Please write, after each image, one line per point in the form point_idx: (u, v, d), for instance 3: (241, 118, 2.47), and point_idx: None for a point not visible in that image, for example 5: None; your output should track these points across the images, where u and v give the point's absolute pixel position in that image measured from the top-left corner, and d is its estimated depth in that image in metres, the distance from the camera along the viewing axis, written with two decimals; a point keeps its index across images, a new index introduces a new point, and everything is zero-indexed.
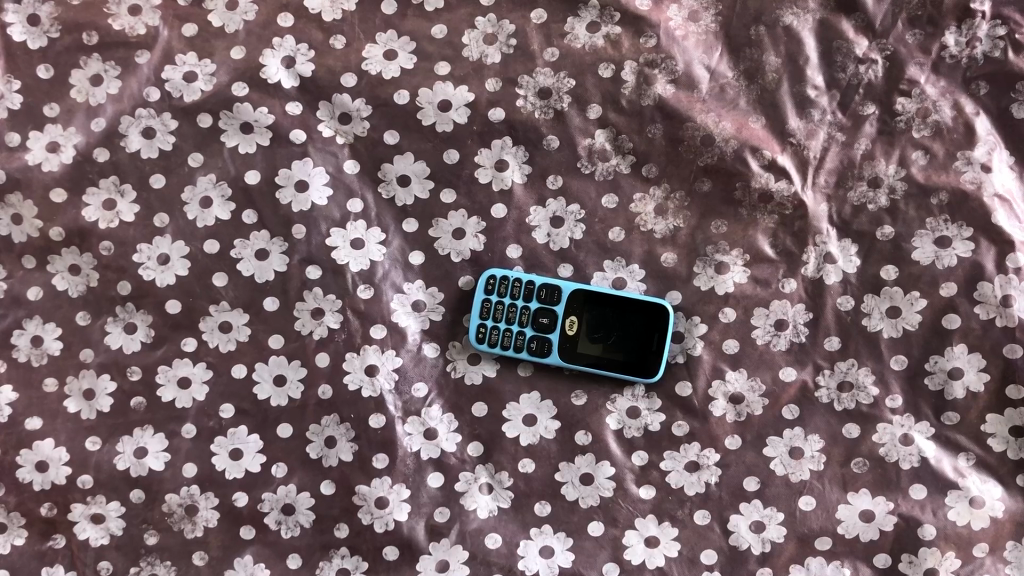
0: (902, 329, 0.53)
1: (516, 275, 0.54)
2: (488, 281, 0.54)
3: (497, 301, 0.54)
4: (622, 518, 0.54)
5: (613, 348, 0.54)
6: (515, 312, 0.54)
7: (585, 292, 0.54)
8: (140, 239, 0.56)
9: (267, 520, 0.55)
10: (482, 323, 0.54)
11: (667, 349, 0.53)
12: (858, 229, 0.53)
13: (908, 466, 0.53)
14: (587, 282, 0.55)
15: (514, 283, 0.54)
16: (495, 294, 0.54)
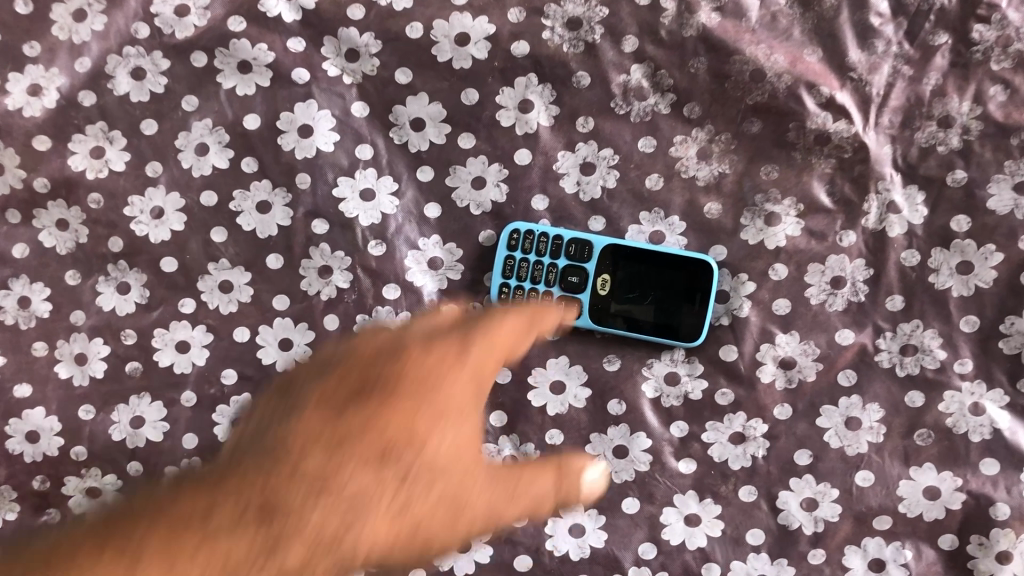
0: (974, 286, 0.47)
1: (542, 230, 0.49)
2: (512, 236, 0.49)
3: (522, 259, 0.49)
4: (660, 495, 0.49)
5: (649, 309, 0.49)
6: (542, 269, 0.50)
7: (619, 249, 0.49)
8: (132, 191, 0.52)
9: None
10: (505, 282, 0.49)
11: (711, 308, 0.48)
12: (926, 173, 0.47)
13: (978, 438, 0.47)
14: (621, 237, 0.50)
15: (540, 238, 0.49)
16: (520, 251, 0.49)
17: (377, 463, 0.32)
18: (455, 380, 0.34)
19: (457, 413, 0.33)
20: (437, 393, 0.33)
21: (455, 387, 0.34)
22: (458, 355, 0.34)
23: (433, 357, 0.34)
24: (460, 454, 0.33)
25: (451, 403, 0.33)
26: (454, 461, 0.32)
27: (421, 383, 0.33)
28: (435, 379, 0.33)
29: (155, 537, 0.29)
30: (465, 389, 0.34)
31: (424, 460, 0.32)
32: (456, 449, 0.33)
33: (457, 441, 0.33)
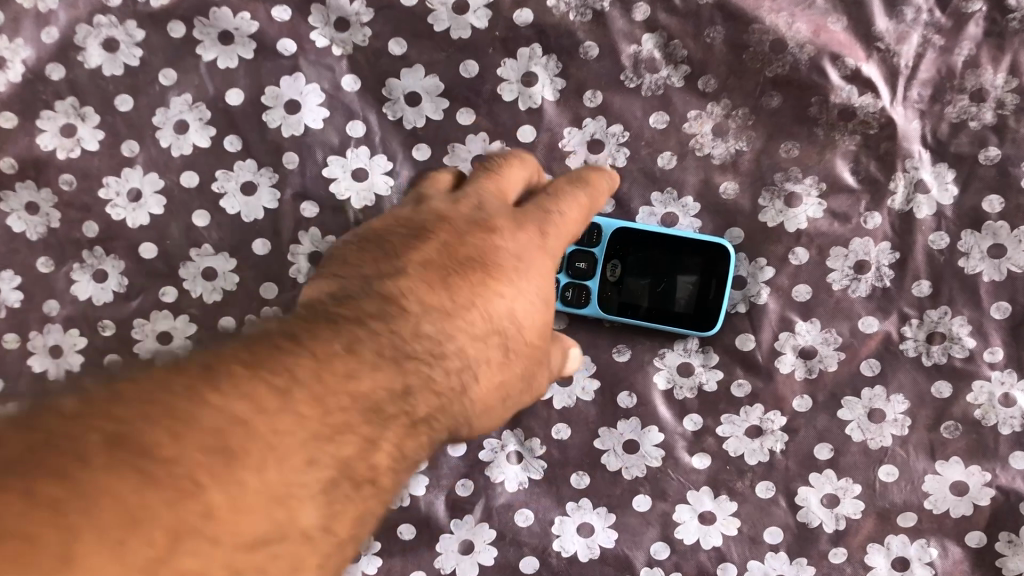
0: (1006, 271, 0.45)
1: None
2: None
3: None
4: (672, 491, 0.47)
5: (662, 296, 0.46)
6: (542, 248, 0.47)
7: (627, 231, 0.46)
8: (107, 171, 0.48)
9: None
10: None
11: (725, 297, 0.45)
12: (956, 150, 0.45)
13: (1008, 431, 0.45)
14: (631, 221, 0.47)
15: None
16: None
17: (426, 364, 0.27)
18: (526, 245, 0.31)
19: (538, 280, 0.31)
20: (504, 271, 0.30)
21: (528, 250, 0.31)
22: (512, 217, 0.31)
23: (497, 230, 0.30)
24: (539, 310, 0.31)
25: (538, 269, 0.31)
26: (525, 326, 0.31)
27: (483, 275, 0.29)
28: (500, 268, 0.30)
29: (204, 434, 0.20)
30: (536, 254, 0.31)
31: (505, 348, 0.30)
32: (542, 313, 0.31)
33: (541, 307, 0.31)
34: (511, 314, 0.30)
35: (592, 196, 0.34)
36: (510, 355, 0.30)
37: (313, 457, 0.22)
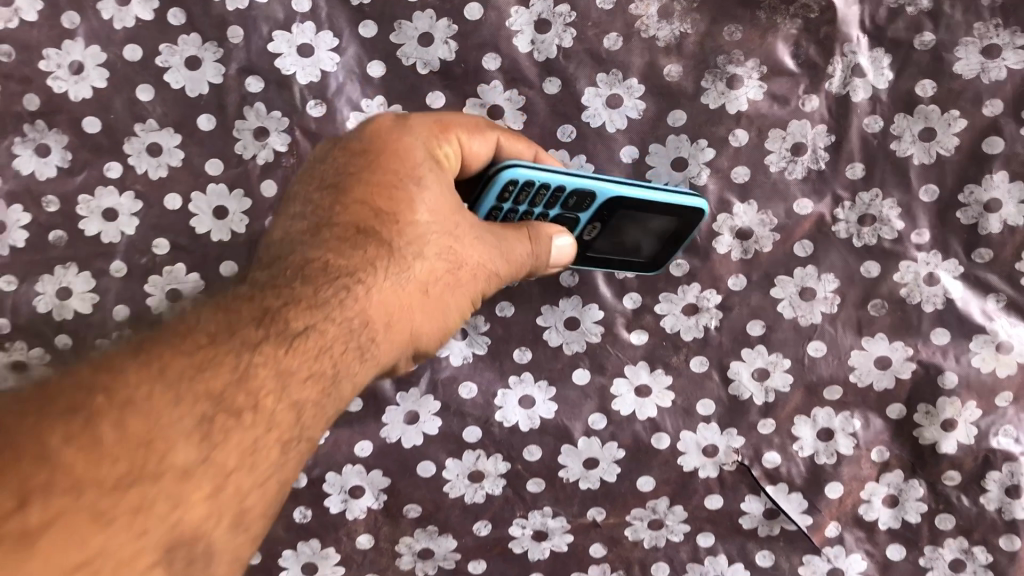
0: (935, 154, 0.46)
1: (541, 178, 0.41)
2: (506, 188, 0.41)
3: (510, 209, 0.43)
4: (611, 366, 0.48)
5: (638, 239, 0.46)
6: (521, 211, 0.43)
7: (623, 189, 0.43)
8: (47, 43, 0.47)
9: (328, 501, 0.48)
10: (498, 206, 0.42)
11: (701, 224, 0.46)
12: (893, 36, 0.46)
13: (931, 309, 0.47)
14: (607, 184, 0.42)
15: (536, 192, 0.42)
16: (508, 197, 0.42)
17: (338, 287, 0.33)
18: (425, 173, 0.37)
19: (434, 209, 0.37)
20: (399, 199, 0.36)
21: (429, 181, 0.37)
22: (408, 139, 0.37)
23: (406, 153, 0.37)
24: (453, 231, 0.37)
25: (432, 212, 0.36)
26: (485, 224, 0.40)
27: (386, 216, 0.35)
28: (394, 205, 0.36)
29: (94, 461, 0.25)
30: (440, 185, 0.37)
31: (431, 265, 0.36)
32: (457, 238, 0.38)
33: (476, 228, 0.39)
34: (422, 235, 0.36)
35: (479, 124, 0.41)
36: (476, 249, 0.38)
37: (215, 392, 0.28)
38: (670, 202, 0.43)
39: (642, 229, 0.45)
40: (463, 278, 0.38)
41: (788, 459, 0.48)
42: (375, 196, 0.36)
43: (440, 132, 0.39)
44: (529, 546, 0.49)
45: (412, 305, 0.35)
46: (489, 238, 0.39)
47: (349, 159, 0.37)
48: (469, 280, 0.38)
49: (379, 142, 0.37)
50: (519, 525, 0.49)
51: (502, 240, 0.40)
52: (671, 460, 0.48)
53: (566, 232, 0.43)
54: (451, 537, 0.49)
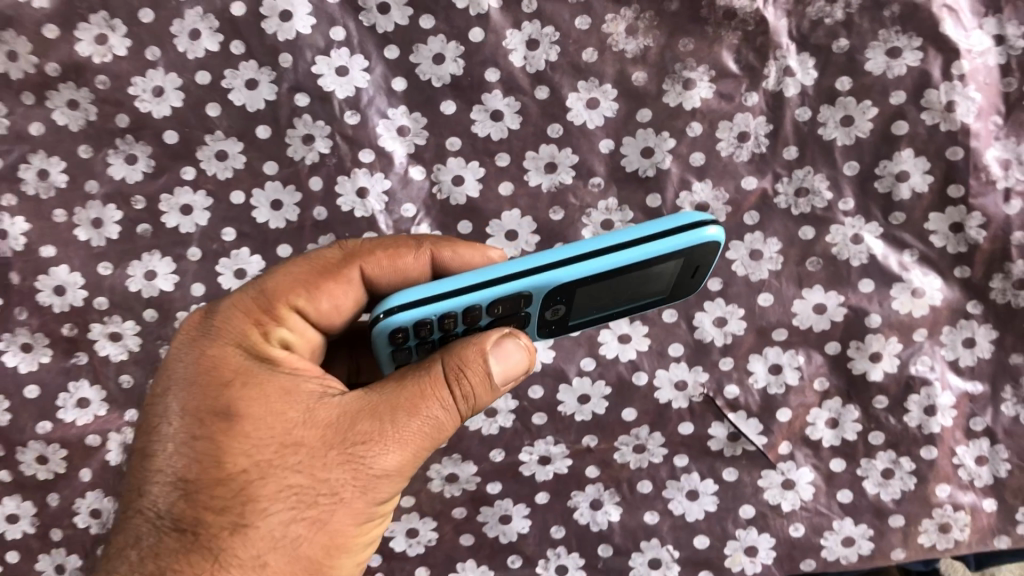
0: (854, 137, 0.57)
1: (426, 310, 0.40)
2: (394, 333, 0.41)
3: (429, 338, 0.42)
4: (597, 319, 0.59)
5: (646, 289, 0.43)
6: (447, 329, 0.41)
7: (556, 267, 0.40)
8: (135, 73, 0.58)
9: None
10: (412, 343, 0.42)
11: (692, 249, 0.40)
12: (816, 42, 0.57)
13: (858, 263, 0.58)
14: (520, 276, 0.40)
15: (439, 320, 0.41)
16: (407, 335, 0.41)
17: (227, 507, 0.39)
18: (245, 382, 0.40)
19: (278, 455, 0.39)
20: (236, 442, 0.39)
21: (249, 394, 0.40)
22: (218, 342, 0.42)
23: (220, 363, 0.41)
24: (304, 458, 0.39)
25: (265, 436, 0.39)
26: (355, 421, 0.39)
27: (228, 463, 0.39)
28: (232, 451, 0.39)
29: None
30: (277, 389, 0.40)
31: (283, 503, 0.39)
32: (313, 457, 0.39)
33: (327, 455, 0.39)
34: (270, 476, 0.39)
35: (315, 270, 0.44)
36: (337, 466, 0.39)
37: None
38: (631, 254, 0.39)
39: (640, 280, 0.42)
40: (349, 483, 0.39)
41: (745, 390, 0.59)
42: (215, 433, 0.39)
43: (254, 319, 0.43)
44: (536, 469, 0.60)
45: (310, 520, 0.39)
46: (381, 437, 0.39)
47: (194, 401, 0.40)
48: (373, 484, 0.39)
49: (192, 348, 0.42)
50: (527, 451, 0.60)
51: (393, 433, 0.39)
52: (649, 394, 0.59)
53: (481, 349, 0.40)
54: (472, 463, 0.60)
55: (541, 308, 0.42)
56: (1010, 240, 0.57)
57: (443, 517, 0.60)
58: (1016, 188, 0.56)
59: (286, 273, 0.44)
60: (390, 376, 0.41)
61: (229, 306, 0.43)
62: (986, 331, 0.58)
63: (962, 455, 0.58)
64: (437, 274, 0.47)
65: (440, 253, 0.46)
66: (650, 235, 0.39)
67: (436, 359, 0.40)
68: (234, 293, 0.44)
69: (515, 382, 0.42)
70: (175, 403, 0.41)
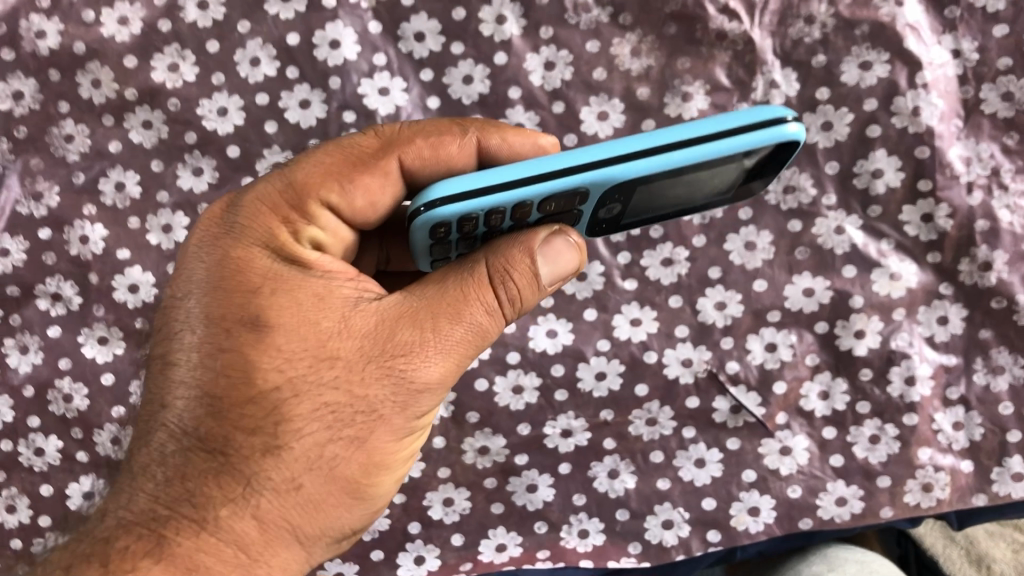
0: (834, 140, 0.65)
1: (469, 207, 0.41)
2: (439, 228, 0.42)
3: (476, 228, 0.43)
4: (611, 305, 0.67)
5: (705, 183, 0.44)
6: (493, 224, 0.43)
7: (624, 163, 0.40)
8: (202, 96, 0.66)
9: None
10: (459, 234, 0.44)
11: (754, 146, 0.40)
12: (797, 58, 0.65)
13: (841, 251, 0.65)
14: (567, 174, 0.40)
15: (486, 216, 0.42)
16: (451, 229, 0.43)
17: (262, 424, 0.43)
18: (275, 292, 0.44)
19: (315, 362, 0.43)
20: (275, 351, 0.43)
21: (281, 304, 0.44)
22: (245, 243, 0.45)
23: (250, 270, 0.44)
24: (342, 366, 0.43)
25: (301, 347, 0.43)
26: (391, 332, 0.43)
27: (269, 368, 0.43)
28: (271, 358, 0.43)
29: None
30: (310, 297, 0.44)
31: (324, 405, 0.43)
32: (348, 372, 0.43)
33: (364, 360, 0.43)
34: (311, 380, 0.43)
35: (343, 162, 0.46)
36: (375, 372, 0.43)
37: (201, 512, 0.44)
38: (706, 153, 0.40)
39: (698, 175, 0.42)
40: (384, 396, 0.43)
41: (745, 366, 0.66)
42: (253, 341, 0.43)
43: (283, 219, 0.46)
44: (559, 441, 0.67)
45: (352, 422, 0.43)
46: (420, 347, 0.43)
47: (231, 309, 0.44)
48: (410, 389, 0.43)
49: (220, 244, 0.46)
50: (551, 425, 0.67)
51: (430, 343, 0.43)
52: (659, 370, 0.66)
53: (527, 250, 0.43)
54: (501, 436, 0.67)
55: (595, 203, 0.43)
56: (974, 227, 0.64)
57: (475, 487, 0.67)
58: (978, 181, 0.64)
59: (314, 164, 0.46)
60: (434, 275, 0.44)
61: (256, 205, 0.46)
62: (957, 310, 0.65)
63: (940, 421, 0.65)
64: (479, 160, 0.49)
65: (485, 139, 0.48)
66: (724, 130, 0.39)
67: (485, 261, 0.43)
68: (263, 185, 0.47)
69: (563, 281, 0.45)
70: (205, 305, 0.45)
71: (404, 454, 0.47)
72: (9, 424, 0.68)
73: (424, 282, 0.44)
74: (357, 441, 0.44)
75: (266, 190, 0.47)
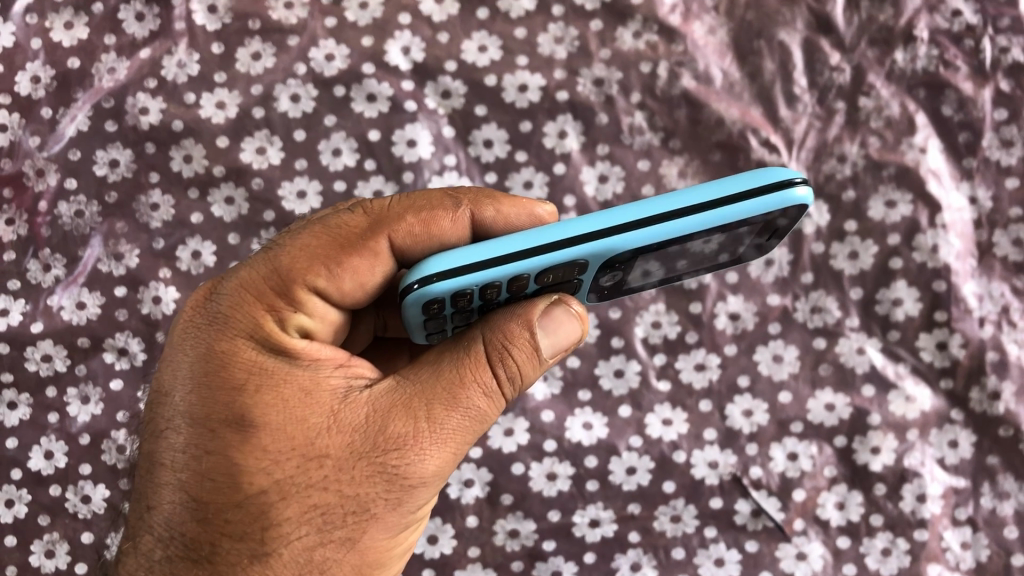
0: (859, 268, 0.71)
1: (465, 282, 0.44)
2: (436, 303, 0.45)
3: (473, 302, 0.46)
4: (645, 403, 0.71)
5: (702, 247, 0.47)
6: (490, 298, 0.46)
7: (622, 231, 0.43)
8: (284, 178, 0.72)
9: (450, 489, 0.70)
10: (457, 308, 0.46)
11: (747, 212, 0.43)
12: (829, 192, 0.72)
13: (862, 370, 0.70)
14: (561, 247, 0.43)
15: (483, 290, 0.45)
16: (444, 303, 0.45)
17: (250, 528, 0.45)
18: (259, 388, 0.46)
19: (300, 459, 0.45)
20: (260, 450, 0.45)
21: (266, 401, 0.46)
22: (231, 335, 0.47)
23: (235, 364, 0.46)
24: (330, 463, 0.45)
25: (288, 444, 0.45)
26: (383, 426, 0.45)
27: (254, 467, 0.45)
28: (258, 459, 0.45)
29: None
30: (296, 392, 0.46)
31: (313, 504, 0.45)
32: (337, 470, 0.45)
33: (349, 458, 0.45)
34: (297, 478, 0.45)
35: (328, 246, 0.48)
36: (361, 469, 0.45)
37: None
38: (703, 219, 0.43)
39: (695, 241, 0.46)
40: (376, 493, 0.45)
41: (767, 472, 0.70)
42: (238, 442, 0.45)
43: (268, 306, 0.48)
44: (586, 530, 0.69)
45: (340, 519, 0.45)
46: (409, 444, 0.45)
47: (216, 409, 0.46)
48: (399, 485, 0.45)
49: (206, 337, 0.48)
50: (580, 514, 0.70)
51: (419, 441, 0.45)
52: (686, 469, 0.70)
53: (530, 325, 0.46)
54: (532, 520, 0.70)
55: (594, 274, 0.46)
56: (985, 358, 0.70)
57: (502, 569, 0.69)
58: (989, 316, 0.70)
59: (298, 248, 0.48)
60: (428, 360, 0.46)
61: (239, 294, 0.48)
62: (967, 434, 0.69)
63: (949, 539, 0.68)
64: (474, 231, 0.51)
65: (480, 211, 0.50)
66: (716, 200, 0.43)
67: (482, 338, 0.46)
68: (246, 271, 0.49)
69: (569, 348, 0.48)
70: (187, 403, 0.46)
71: (399, 548, 0.48)
72: (60, 470, 0.70)
73: (418, 367, 0.46)
74: (348, 542, 0.45)
75: (249, 276, 0.49)
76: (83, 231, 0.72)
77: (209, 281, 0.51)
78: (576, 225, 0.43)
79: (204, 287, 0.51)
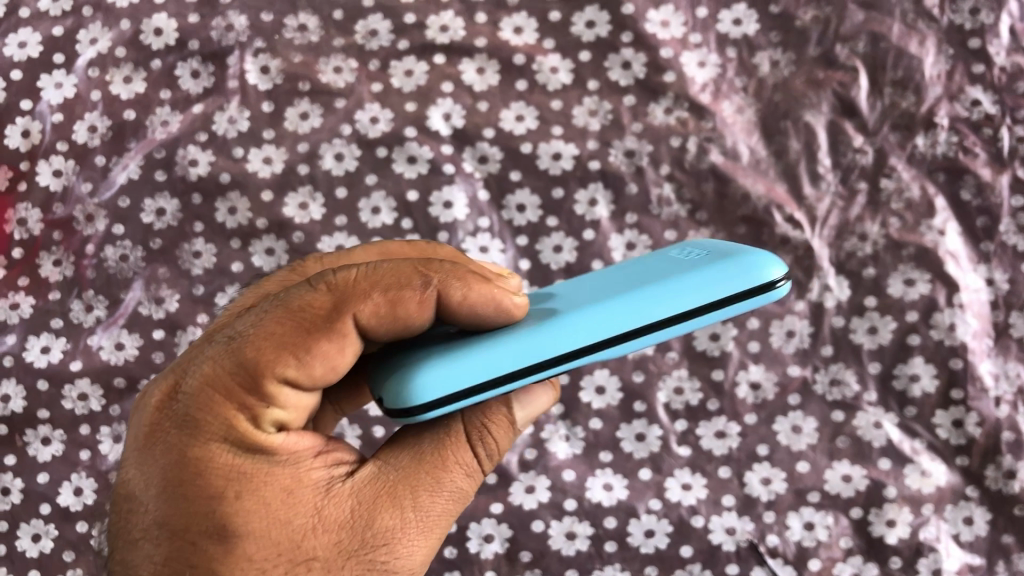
0: (878, 343, 0.73)
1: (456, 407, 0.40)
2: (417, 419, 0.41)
3: None
4: (665, 468, 0.72)
5: None
6: None
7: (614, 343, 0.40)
8: (323, 233, 0.75)
9: (469, 544, 0.71)
10: None
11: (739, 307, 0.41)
12: (850, 268, 0.74)
13: (879, 443, 0.72)
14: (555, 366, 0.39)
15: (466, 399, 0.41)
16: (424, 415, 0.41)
17: None
18: (240, 495, 0.38)
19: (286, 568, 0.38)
20: (240, 565, 0.38)
21: (247, 507, 0.38)
22: (201, 440, 0.39)
23: (210, 470, 0.39)
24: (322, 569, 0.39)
25: (275, 553, 0.38)
26: (370, 519, 0.40)
27: None
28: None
29: None
30: (279, 492, 0.39)
31: None
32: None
33: (343, 560, 0.39)
34: None
35: (285, 336, 0.40)
36: (357, 571, 0.39)
37: None
38: (695, 323, 0.40)
39: None
40: None
41: (784, 541, 0.71)
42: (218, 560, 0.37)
43: (237, 403, 0.40)
44: None
45: None
46: (399, 535, 0.40)
47: (192, 524, 0.38)
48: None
49: (172, 441, 0.39)
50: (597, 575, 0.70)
51: (410, 530, 0.40)
52: (704, 534, 0.71)
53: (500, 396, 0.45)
54: None
55: None
56: (1000, 437, 0.70)
57: None
58: (1004, 396, 0.71)
59: (253, 338, 0.40)
60: (405, 442, 0.43)
61: (205, 392, 0.40)
62: (982, 512, 0.70)
63: None
64: (441, 310, 0.42)
65: (449, 290, 0.41)
66: (710, 306, 0.40)
67: (460, 418, 0.44)
68: (206, 359, 0.40)
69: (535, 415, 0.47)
70: (154, 519, 0.38)
71: None
72: (88, 506, 0.71)
73: (395, 449, 0.43)
74: None
75: (213, 369, 0.40)
76: (126, 274, 0.75)
77: (171, 371, 0.42)
78: (568, 340, 0.39)
79: (164, 380, 0.42)
